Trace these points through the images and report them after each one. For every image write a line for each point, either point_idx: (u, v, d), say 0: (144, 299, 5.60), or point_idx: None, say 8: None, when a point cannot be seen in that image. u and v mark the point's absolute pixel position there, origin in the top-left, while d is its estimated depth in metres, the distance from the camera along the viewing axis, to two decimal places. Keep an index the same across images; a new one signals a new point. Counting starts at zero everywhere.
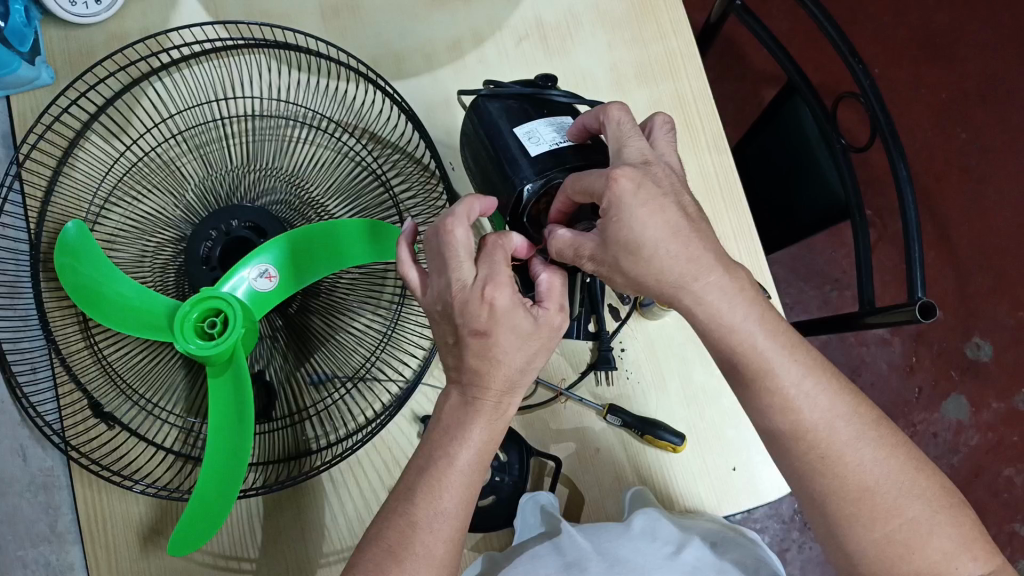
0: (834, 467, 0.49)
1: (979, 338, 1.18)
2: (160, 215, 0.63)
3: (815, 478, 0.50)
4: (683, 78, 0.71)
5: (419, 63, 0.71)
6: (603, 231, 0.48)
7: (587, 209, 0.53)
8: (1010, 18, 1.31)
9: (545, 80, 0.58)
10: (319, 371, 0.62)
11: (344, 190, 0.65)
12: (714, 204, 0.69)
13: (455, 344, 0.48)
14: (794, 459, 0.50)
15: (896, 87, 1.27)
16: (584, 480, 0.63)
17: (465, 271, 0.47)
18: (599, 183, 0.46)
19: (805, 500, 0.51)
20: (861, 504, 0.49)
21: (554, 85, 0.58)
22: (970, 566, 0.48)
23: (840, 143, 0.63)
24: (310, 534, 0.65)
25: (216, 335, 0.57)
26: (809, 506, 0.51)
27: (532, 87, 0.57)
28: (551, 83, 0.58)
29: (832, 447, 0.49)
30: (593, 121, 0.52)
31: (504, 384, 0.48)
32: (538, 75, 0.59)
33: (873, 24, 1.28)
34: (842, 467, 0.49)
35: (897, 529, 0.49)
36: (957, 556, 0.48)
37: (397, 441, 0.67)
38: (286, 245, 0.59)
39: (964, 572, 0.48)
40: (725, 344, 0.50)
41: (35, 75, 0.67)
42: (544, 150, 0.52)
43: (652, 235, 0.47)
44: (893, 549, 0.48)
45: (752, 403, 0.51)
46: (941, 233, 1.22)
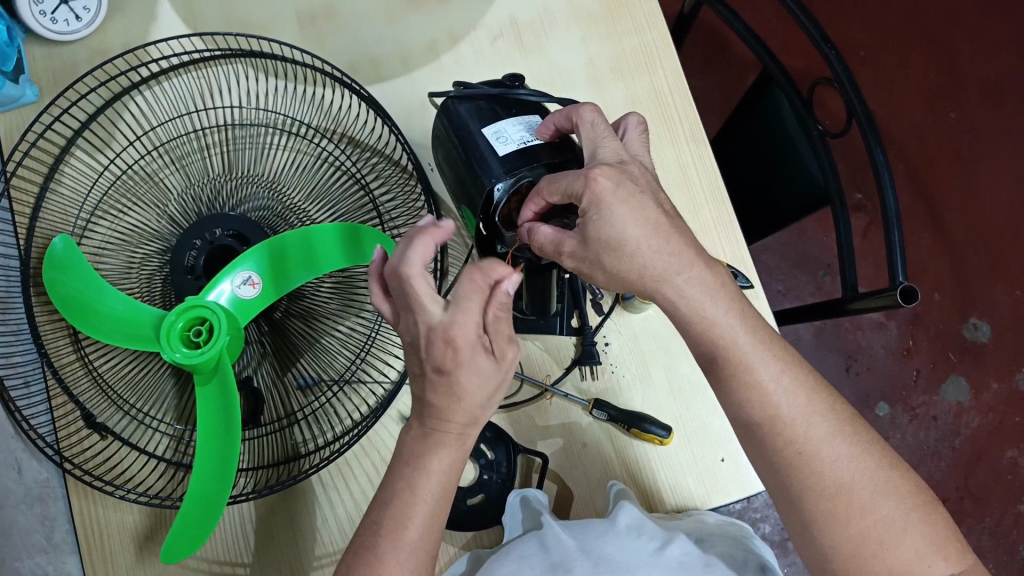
0: (811, 463, 0.49)
1: (976, 319, 1.18)
2: (145, 227, 0.64)
3: (790, 474, 0.49)
4: (659, 70, 0.71)
5: (397, 66, 0.71)
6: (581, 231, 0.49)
7: (563, 209, 0.54)
8: None
9: (513, 80, 0.58)
10: (306, 375, 0.63)
11: (325, 194, 0.66)
12: (679, 198, 0.68)
13: (419, 375, 0.49)
14: (772, 455, 0.50)
15: (887, 68, 1.26)
16: (572, 476, 0.63)
17: (430, 312, 0.47)
18: (577, 184, 0.47)
19: (778, 497, 0.51)
20: (837, 501, 0.48)
21: (522, 84, 0.58)
22: (943, 565, 0.48)
23: (817, 130, 0.63)
24: (303, 537, 0.65)
25: (201, 344, 0.58)
26: (786, 507, 0.51)
27: (500, 87, 0.57)
28: (519, 83, 0.58)
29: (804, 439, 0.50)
30: (564, 121, 0.52)
31: (475, 395, 0.48)
32: (506, 75, 0.59)
33: (860, 5, 1.27)
34: (819, 462, 0.49)
35: (874, 525, 0.48)
36: (929, 556, 0.48)
37: (384, 442, 0.67)
38: (267, 253, 0.59)
39: (939, 568, 0.48)
40: (701, 339, 0.50)
41: (19, 94, 0.68)
42: (511, 149, 0.51)
43: (631, 233, 0.47)
44: (871, 544, 0.48)
45: (727, 397, 0.51)
46: (936, 214, 1.21)
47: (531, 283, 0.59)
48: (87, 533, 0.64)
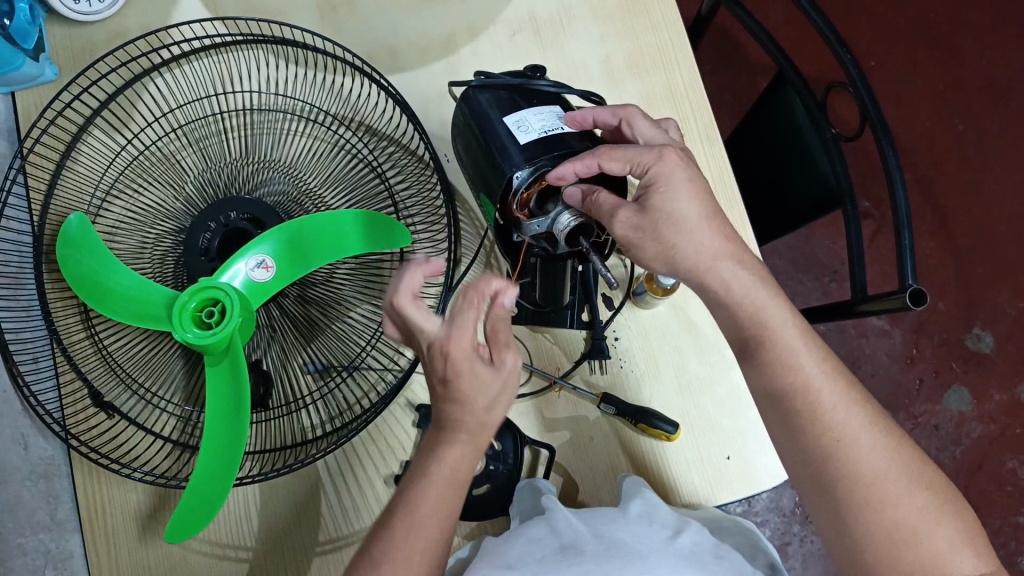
0: (842, 454, 0.49)
1: (979, 329, 1.18)
2: (160, 207, 0.64)
3: (817, 456, 0.50)
4: (675, 67, 0.72)
5: (415, 56, 0.72)
6: (639, 202, 0.51)
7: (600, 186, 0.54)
8: (1002, 8, 1.31)
9: (534, 71, 0.58)
10: (316, 360, 0.64)
11: (341, 180, 0.67)
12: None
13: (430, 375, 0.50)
14: (801, 434, 0.50)
15: (895, 80, 1.27)
16: (578, 469, 0.63)
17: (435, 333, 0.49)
18: (648, 158, 0.51)
19: (801, 477, 0.52)
20: (865, 481, 0.49)
21: (542, 75, 0.58)
22: (972, 563, 0.48)
23: (830, 134, 0.63)
24: (308, 523, 0.65)
25: (213, 324, 0.58)
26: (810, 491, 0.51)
27: (521, 76, 0.57)
28: (540, 74, 0.58)
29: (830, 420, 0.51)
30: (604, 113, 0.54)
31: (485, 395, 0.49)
32: (527, 66, 0.59)
33: (869, 17, 1.29)
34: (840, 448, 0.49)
35: (908, 514, 0.48)
36: (960, 551, 0.48)
37: (392, 429, 0.67)
38: (282, 236, 0.60)
39: (968, 565, 0.47)
40: (746, 323, 0.52)
41: (38, 72, 0.68)
42: (532, 138, 0.51)
43: (678, 212, 0.50)
44: (903, 535, 0.48)
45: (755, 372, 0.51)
46: (940, 225, 1.22)
47: (546, 272, 0.58)
48: (91, 512, 0.65)
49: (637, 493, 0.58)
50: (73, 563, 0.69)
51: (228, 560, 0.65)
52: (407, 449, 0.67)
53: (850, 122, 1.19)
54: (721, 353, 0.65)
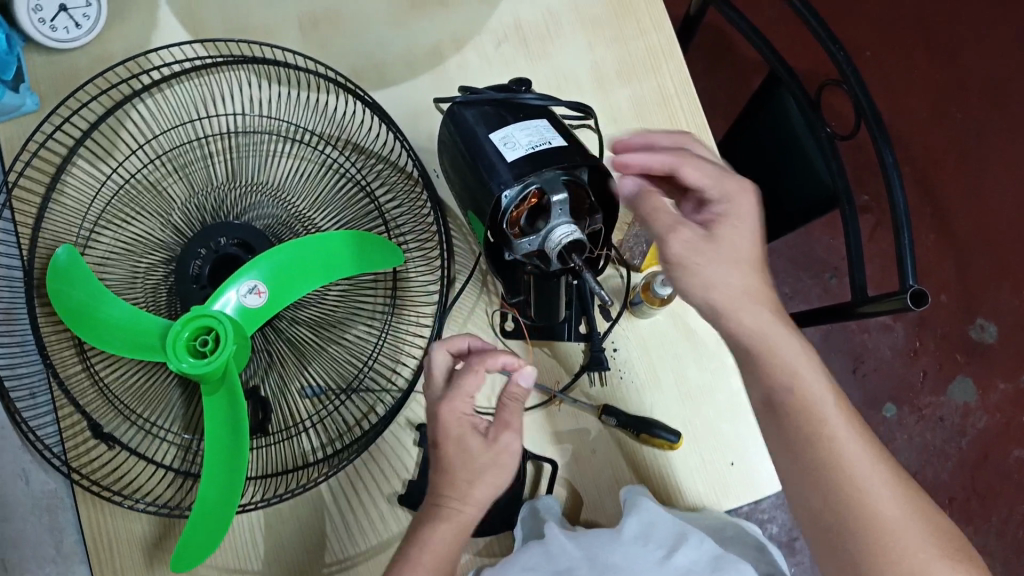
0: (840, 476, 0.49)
1: (983, 320, 1.17)
2: (149, 237, 0.64)
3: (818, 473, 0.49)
4: (664, 73, 0.71)
5: (401, 72, 0.71)
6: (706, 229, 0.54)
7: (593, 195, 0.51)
8: None
9: (519, 85, 0.56)
10: (313, 384, 0.63)
11: (330, 202, 0.66)
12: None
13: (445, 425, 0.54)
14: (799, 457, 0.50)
15: (891, 68, 1.25)
16: (581, 481, 0.63)
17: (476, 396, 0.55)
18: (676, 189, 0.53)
19: (801, 496, 0.51)
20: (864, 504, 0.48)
21: (528, 89, 0.56)
22: None
23: (825, 132, 0.62)
24: (312, 547, 0.64)
25: (208, 354, 0.57)
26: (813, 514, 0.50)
27: (506, 91, 0.55)
28: (524, 89, 0.56)
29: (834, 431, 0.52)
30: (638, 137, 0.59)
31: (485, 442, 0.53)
32: (512, 82, 0.57)
33: (863, 6, 1.27)
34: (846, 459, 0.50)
35: (909, 537, 0.48)
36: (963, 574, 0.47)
37: (395, 452, 0.66)
38: (274, 261, 0.59)
39: None
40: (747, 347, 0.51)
41: (19, 102, 0.67)
42: (520, 154, 0.49)
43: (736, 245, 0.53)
44: (904, 559, 0.47)
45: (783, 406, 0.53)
46: (940, 214, 1.21)
47: (541, 289, 0.58)
48: (95, 544, 0.63)
49: (636, 505, 0.57)
50: None
51: None
52: (411, 470, 0.65)
53: (845, 118, 1.18)
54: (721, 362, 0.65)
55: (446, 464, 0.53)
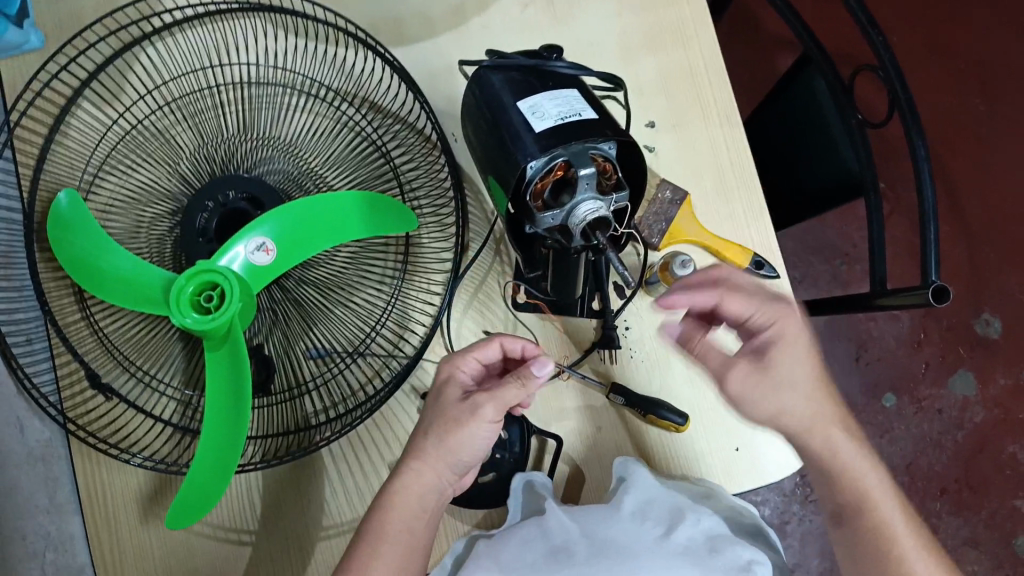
0: None
1: (989, 313, 1.17)
2: (155, 187, 0.63)
3: None
4: (695, 46, 0.69)
5: (422, 29, 0.68)
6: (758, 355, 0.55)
7: (620, 169, 0.48)
8: None
9: (551, 52, 0.53)
10: (319, 346, 0.62)
11: (343, 160, 0.64)
12: (707, 180, 0.66)
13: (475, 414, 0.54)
14: None
15: (915, 54, 1.23)
16: (584, 458, 0.62)
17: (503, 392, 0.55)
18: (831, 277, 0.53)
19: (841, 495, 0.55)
20: None
21: (560, 57, 0.53)
22: None
23: (855, 120, 0.60)
24: (311, 510, 0.63)
25: (212, 309, 0.56)
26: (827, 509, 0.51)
27: (536, 58, 0.52)
28: (556, 56, 0.54)
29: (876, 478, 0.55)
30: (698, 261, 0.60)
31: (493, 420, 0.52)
32: (543, 48, 0.55)
33: None
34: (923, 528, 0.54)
35: None
36: None
37: (398, 417, 0.64)
38: (282, 218, 0.57)
39: None
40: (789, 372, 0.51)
41: (23, 39, 0.65)
42: (548, 125, 0.47)
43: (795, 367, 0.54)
44: None
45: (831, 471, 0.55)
46: (954, 205, 1.20)
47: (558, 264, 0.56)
48: (91, 495, 0.63)
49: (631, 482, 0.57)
50: (73, 545, 0.68)
51: (231, 544, 0.63)
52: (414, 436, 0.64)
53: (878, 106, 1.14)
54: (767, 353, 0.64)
55: (457, 439, 0.53)
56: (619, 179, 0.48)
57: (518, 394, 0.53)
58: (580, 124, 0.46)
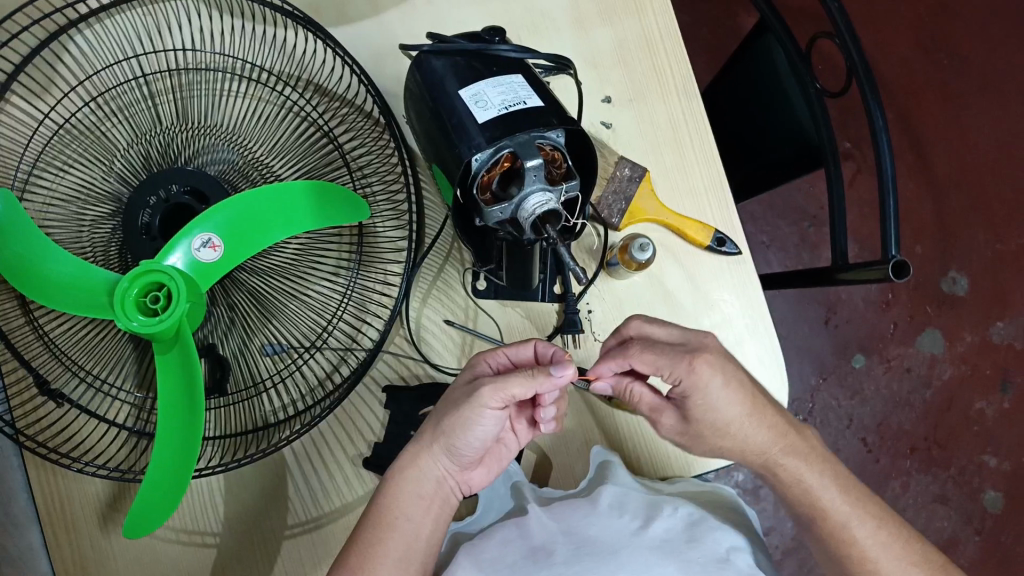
0: None
1: (955, 271, 1.17)
2: (92, 184, 0.59)
3: None
4: (649, 13, 0.66)
5: (366, 5, 0.65)
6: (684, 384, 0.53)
7: (570, 157, 0.47)
8: None
9: (493, 35, 0.51)
10: (275, 342, 0.60)
11: (289, 148, 0.62)
12: (667, 155, 0.65)
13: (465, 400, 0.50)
14: None
15: (879, 10, 1.22)
16: (553, 446, 0.62)
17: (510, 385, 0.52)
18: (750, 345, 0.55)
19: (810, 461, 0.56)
20: None
21: (502, 38, 0.51)
22: None
23: (814, 87, 0.58)
24: (274, 509, 0.62)
25: (159, 311, 0.53)
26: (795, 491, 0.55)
27: (479, 41, 0.50)
28: (499, 38, 0.51)
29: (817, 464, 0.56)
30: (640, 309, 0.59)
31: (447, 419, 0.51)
32: (485, 29, 0.52)
33: None
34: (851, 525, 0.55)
35: None
36: None
37: (361, 413, 0.63)
38: (229, 211, 0.54)
39: None
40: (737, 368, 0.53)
41: None
42: (492, 116, 0.45)
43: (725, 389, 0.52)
44: None
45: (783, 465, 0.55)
46: (920, 162, 1.20)
47: (510, 256, 0.54)
48: (48, 504, 0.61)
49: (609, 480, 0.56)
50: (33, 556, 0.67)
51: (195, 546, 0.62)
52: (377, 432, 0.63)
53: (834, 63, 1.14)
54: (741, 324, 0.63)
55: (433, 437, 0.52)
56: (568, 167, 0.46)
57: (525, 385, 0.49)
58: (526, 114, 0.45)
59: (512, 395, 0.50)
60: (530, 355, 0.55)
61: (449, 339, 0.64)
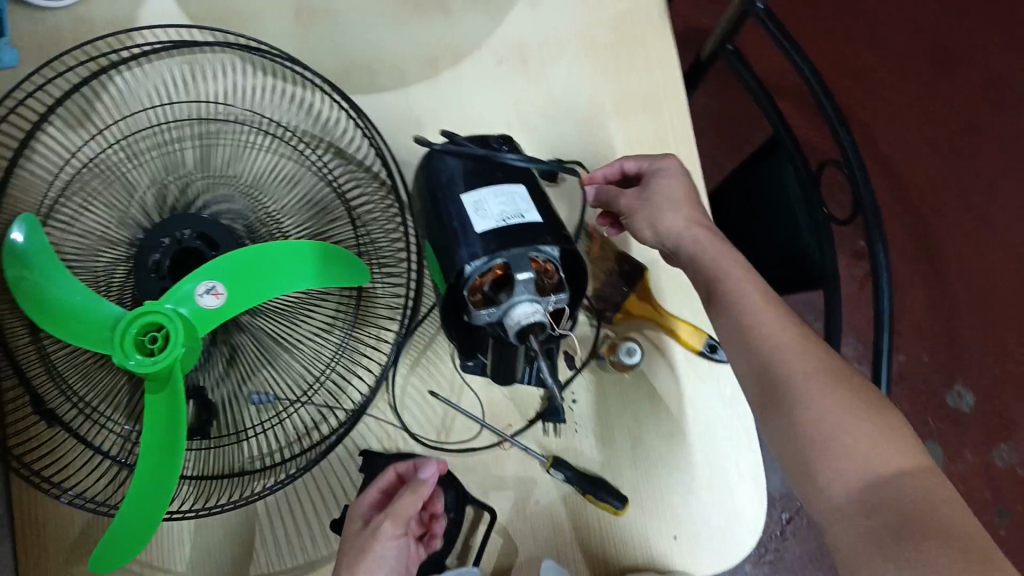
0: None
1: (961, 386, 1.16)
2: (108, 219, 0.62)
3: None
4: (665, 118, 0.69)
5: (392, 77, 0.68)
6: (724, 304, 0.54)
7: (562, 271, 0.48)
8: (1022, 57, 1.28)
9: (501, 143, 0.53)
10: (262, 392, 0.61)
11: (299, 203, 0.64)
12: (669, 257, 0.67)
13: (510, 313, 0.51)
14: None
15: (908, 116, 1.24)
16: (520, 532, 0.61)
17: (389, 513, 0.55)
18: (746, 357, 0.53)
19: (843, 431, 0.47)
20: None
21: (510, 148, 0.53)
22: None
23: (822, 212, 0.60)
24: (238, 557, 0.63)
25: (155, 351, 0.53)
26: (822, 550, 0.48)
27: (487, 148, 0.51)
28: (508, 147, 0.53)
29: (853, 451, 0.47)
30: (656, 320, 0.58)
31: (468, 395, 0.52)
32: (496, 138, 0.54)
33: (885, 49, 1.25)
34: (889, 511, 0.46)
35: None
36: None
37: (335, 470, 0.64)
38: (234, 261, 0.55)
39: None
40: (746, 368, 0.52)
41: None
42: (490, 226, 0.46)
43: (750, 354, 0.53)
44: None
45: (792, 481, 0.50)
46: (935, 271, 1.19)
47: (497, 352, 0.51)
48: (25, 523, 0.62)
49: None
50: None
51: None
52: (350, 494, 0.64)
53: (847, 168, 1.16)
54: (722, 431, 0.64)
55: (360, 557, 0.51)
56: (560, 279, 0.47)
57: (414, 499, 0.54)
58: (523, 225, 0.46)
59: (406, 516, 0.54)
60: (393, 479, 0.57)
61: (431, 410, 0.64)
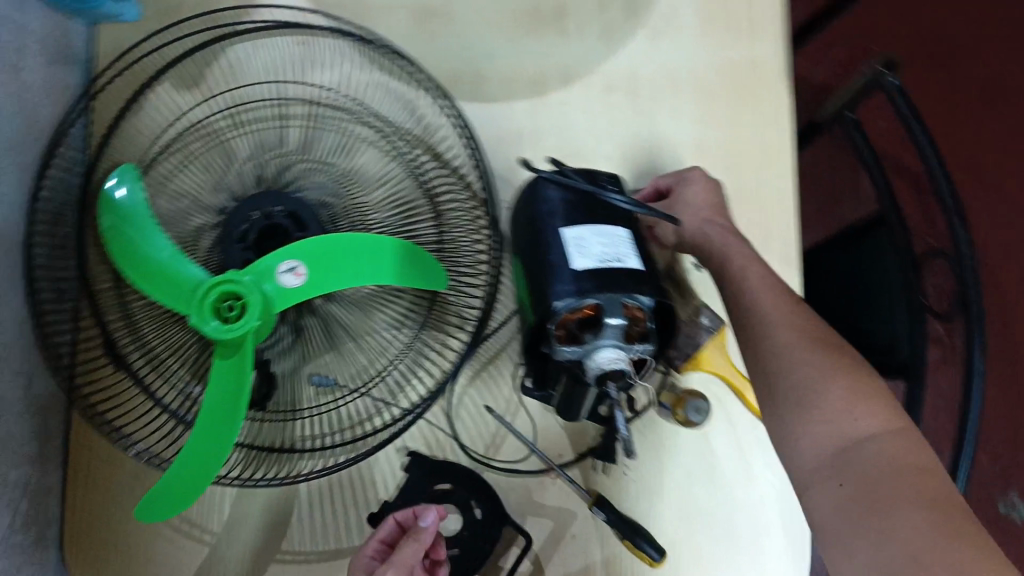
0: None
1: (1015, 494, 1.12)
2: (205, 183, 0.63)
3: None
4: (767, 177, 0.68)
5: (500, 89, 0.68)
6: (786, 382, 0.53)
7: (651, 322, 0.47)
8: None
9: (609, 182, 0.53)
10: (323, 374, 0.62)
11: (389, 198, 0.64)
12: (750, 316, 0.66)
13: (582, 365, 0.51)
14: None
15: (1005, 204, 1.20)
16: (552, 562, 0.62)
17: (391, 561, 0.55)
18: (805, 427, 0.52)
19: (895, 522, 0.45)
20: None
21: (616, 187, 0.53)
22: None
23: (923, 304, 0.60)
24: (275, 533, 0.64)
25: (231, 320, 0.52)
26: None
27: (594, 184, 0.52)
28: (614, 187, 0.54)
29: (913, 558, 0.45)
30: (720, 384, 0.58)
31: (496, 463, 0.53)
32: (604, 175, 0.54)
33: (994, 131, 1.22)
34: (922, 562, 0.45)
35: None
36: None
37: (379, 466, 0.64)
38: (322, 244, 0.53)
39: None
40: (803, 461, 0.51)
41: (118, 12, 0.70)
42: (588, 265, 0.46)
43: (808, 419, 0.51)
44: None
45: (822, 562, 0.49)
46: (1008, 371, 1.16)
47: (568, 390, 0.51)
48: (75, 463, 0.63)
49: None
50: None
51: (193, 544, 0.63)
52: (389, 491, 0.64)
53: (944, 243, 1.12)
54: (767, 500, 0.63)
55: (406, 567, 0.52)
56: (648, 330, 0.46)
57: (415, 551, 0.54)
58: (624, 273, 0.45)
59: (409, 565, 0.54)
60: (394, 528, 0.57)
61: (484, 425, 0.65)
